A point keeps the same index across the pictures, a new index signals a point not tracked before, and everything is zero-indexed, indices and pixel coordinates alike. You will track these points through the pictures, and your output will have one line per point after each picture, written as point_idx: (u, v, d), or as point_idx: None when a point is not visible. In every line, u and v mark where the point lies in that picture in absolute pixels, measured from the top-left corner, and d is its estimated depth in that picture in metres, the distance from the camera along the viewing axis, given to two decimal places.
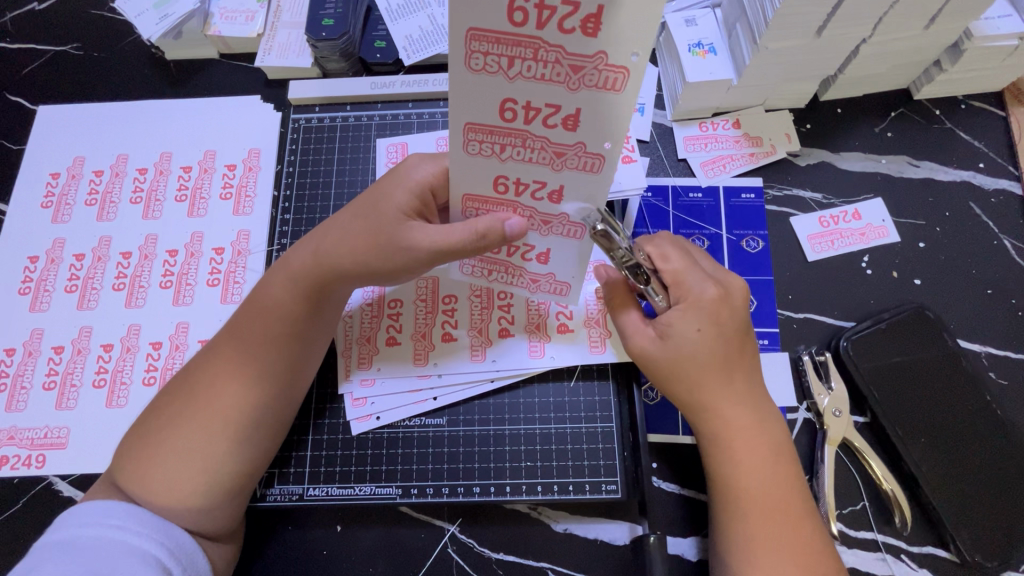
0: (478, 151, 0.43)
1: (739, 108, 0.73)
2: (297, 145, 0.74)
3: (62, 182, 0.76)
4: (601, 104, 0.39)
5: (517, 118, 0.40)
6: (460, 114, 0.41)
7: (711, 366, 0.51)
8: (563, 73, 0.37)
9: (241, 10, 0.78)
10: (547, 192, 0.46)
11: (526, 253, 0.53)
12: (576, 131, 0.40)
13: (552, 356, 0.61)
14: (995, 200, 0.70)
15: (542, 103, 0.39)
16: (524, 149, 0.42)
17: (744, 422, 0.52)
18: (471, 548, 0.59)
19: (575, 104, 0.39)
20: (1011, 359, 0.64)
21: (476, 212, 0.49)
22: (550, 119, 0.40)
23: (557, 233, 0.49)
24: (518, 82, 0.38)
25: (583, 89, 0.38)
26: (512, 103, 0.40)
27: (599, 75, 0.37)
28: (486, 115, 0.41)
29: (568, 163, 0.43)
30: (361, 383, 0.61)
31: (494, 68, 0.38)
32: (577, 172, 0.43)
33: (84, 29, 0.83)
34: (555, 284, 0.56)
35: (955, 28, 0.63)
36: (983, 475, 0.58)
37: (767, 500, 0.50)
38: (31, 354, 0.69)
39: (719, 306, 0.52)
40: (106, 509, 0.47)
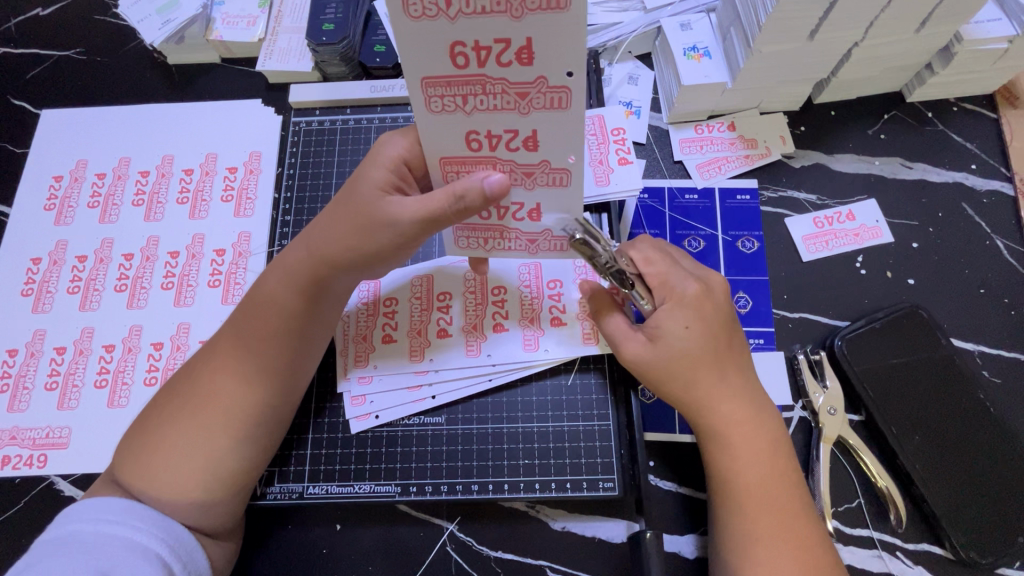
0: (442, 108, 0.43)
1: (734, 111, 0.74)
2: (297, 148, 0.75)
3: (64, 185, 0.77)
4: (551, 28, 0.38)
5: (470, 63, 0.40)
6: (414, 70, 0.41)
7: (705, 359, 0.52)
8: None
9: (243, 15, 0.79)
10: (521, 141, 0.45)
11: (516, 213, 0.50)
12: (532, 64, 0.39)
13: (546, 350, 0.62)
14: (987, 201, 0.71)
15: (489, 40, 0.39)
16: (486, 96, 0.42)
17: (741, 416, 0.52)
18: (471, 546, 0.60)
19: (524, 34, 0.38)
20: (1004, 357, 0.65)
21: (457, 176, 0.48)
22: (503, 56, 0.39)
23: (542, 183, 0.47)
24: (461, 21, 0.38)
25: (528, 15, 0.37)
26: (461, 46, 0.39)
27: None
28: (439, 65, 0.41)
29: (534, 103, 0.42)
30: (360, 383, 0.62)
31: (433, 11, 0.38)
32: (546, 110, 0.42)
33: (88, 34, 0.84)
34: (554, 240, 0.52)
35: (946, 31, 0.64)
36: (977, 472, 0.59)
37: (767, 497, 0.51)
38: (33, 355, 0.69)
39: (702, 301, 0.53)
40: (108, 505, 0.48)
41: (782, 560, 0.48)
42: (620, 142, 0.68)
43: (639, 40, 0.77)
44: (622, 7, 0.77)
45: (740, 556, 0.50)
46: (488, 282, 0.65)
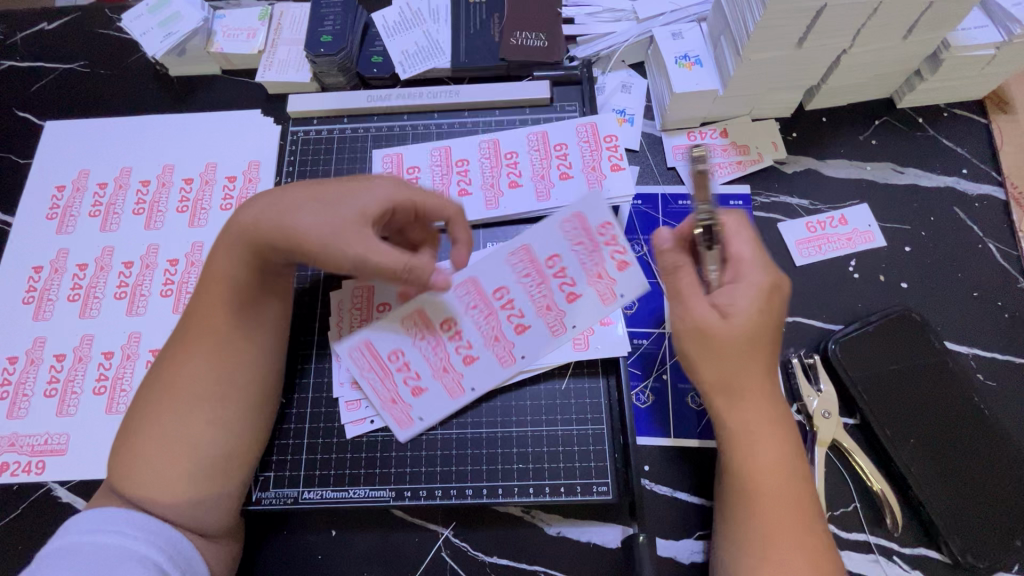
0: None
1: (725, 118, 0.75)
2: (295, 157, 0.76)
3: (66, 195, 0.78)
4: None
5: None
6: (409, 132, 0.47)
7: (748, 345, 0.50)
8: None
9: (243, 28, 0.81)
10: (570, 291, 0.59)
11: (511, 316, 0.59)
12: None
13: (523, 358, 0.59)
14: (978, 205, 0.71)
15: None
16: (580, 258, 0.58)
17: (763, 417, 0.51)
18: (465, 551, 0.60)
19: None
20: (999, 360, 0.65)
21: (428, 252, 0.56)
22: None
23: (486, 194, 0.69)
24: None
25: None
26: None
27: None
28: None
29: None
30: (358, 365, 0.61)
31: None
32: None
33: (91, 47, 0.86)
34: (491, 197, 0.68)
35: (932, 38, 0.65)
36: (973, 475, 0.58)
37: (779, 498, 0.50)
38: (33, 362, 0.70)
39: (771, 294, 0.51)
40: (106, 517, 0.48)
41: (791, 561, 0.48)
42: (612, 149, 0.69)
43: (632, 49, 0.78)
44: (615, 17, 0.78)
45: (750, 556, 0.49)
46: (433, 317, 0.60)
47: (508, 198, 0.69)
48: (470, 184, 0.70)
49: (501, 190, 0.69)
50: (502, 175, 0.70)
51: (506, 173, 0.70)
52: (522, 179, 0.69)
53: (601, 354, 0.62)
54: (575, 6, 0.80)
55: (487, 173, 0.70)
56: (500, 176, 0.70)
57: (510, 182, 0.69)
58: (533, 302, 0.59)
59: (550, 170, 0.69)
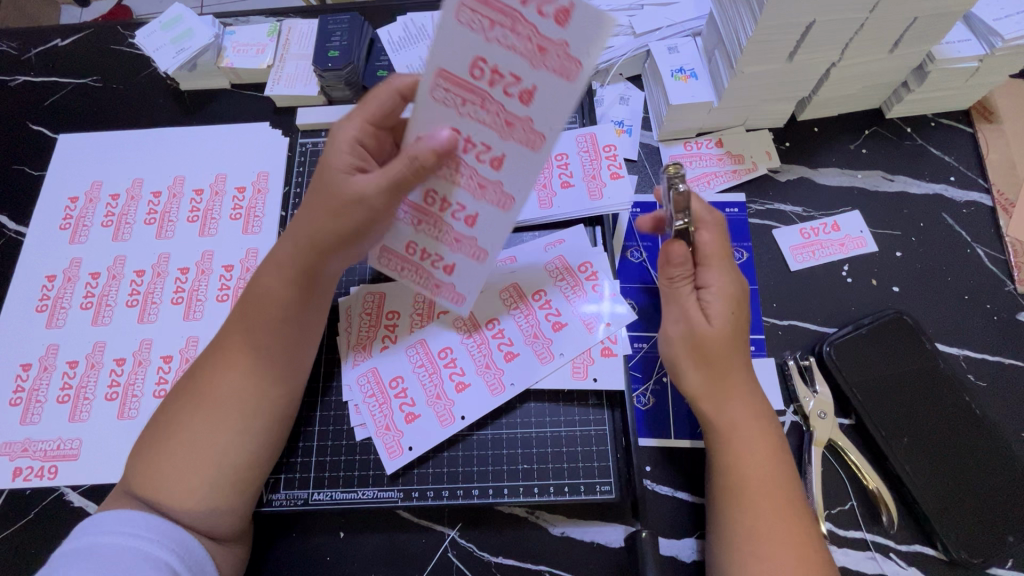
0: (467, 22, 0.46)
1: (721, 128, 0.78)
2: (304, 168, 0.79)
3: (80, 206, 0.80)
4: (554, 82, 0.47)
5: (482, 78, 0.48)
6: (436, 61, 0.48)
7: (730, 354, 0.56)
8: (533, 51, 0.46)
9: (253, 43, 0.83)
10: (555, 320, 0.65)
11: (501, 344, 0.64)
12: (528, 106, 0.48)
13: (512, 385, 0.63)
14: (966, 210, 0.74)
15: (506, 70, 0.47)
16: (558, 288, 0.66)
17: (738, 413, 0.55)
18: (471, 552, 0.61)
19: (536, 78, 0.47)
20: (990, 361, 0.67)
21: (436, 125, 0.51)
22: (483, 156, 0.51)
23: (490, 199, 0.53)
24: (493, 44, 0.47)
25: (544, 68, 0.47)
26: (482, 63, 0.47)
27: (558, 61, 0.46)
28: (458, 68, 0.48)
29: (515, 134, 0.49)
30: (362, 390, 0.64)
31: (477, 26, 0.46)
32: (520, 147, 0.50)
33: (104, 63, 0.88)
34: (502, 192, 0.52)
35: (918, 51, 0.67)
36: (966, 474, 0.60)
37: (760, 493, 0.52)
38: (47, 369, 0.71)
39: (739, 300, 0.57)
40: (122, 518, 0.49)
41: (778, 552, 0.50)
42: (612, 157, 0.71)
43: (630, 63, 0.81)
44: (613, 32, 0.81)
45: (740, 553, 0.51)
46: (433, 348, 0.65)
47: (489, 217, 0.54)
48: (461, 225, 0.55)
49: (497, 180, 0.52)
50: (450, 222, 0.55)
51: (472, 240, 0.56)
52: (485, 242, 0.56)
53: (601, 386, 0.63)
54: None
55: (444, 233, 0.56)
56: (469, 247, 0.56)
57: (468, 219, 0.54)
58: (522, 332, 0.65)
59: (552, 178, 0.71)
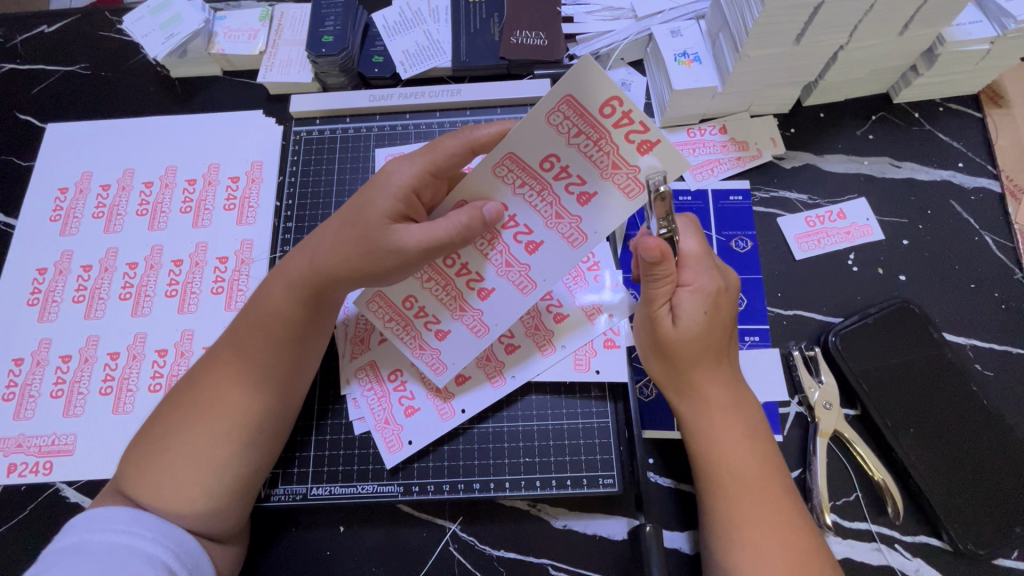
0: (556, 124, 0.47)
1: (725, 114, 0.76)
2: (298, 157, 0.77)
3: (70, 197, 0.78)
4: (612, 199, 0.50)
5: (550, 172, 0.50)
6: (512, 143, 0.49)
7: (700, 348, 0.53)
8: (606, 164, 0.48)
9: (244, 29, 0.81)
10: (556, 312, 0.63)
11: (502, 337, 0.63)
12: (583, 206, 0.51)
13: (513, 377, 0.62)
14: (974, 197, 0.72)
15: (575, 171, 0.49)
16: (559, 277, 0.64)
17: (724, 403, 0.54)
18: (472, 546, 0.60)
19: (597, 187, 0.49)
20: (997, 351, 0.66)
21: (508, 173, 0.51)
22: (519, 235, 0.54)
23: (511, 279, 0.56)
24: (570, 149, 0.48)
25: (609, 181, 0.49)
26: (555, 159, 0.49)
27: (624, 180, 0.48)
28: (530, 157, 0.49)
29: (560, 226, 0.52)
30: (361, 384, 0.63)
31: (563, 130, 0.47)
32: (560, 239, 0.53)
33: (92, 50, 0.86)
34: (525, 276, 0.55)
35: (928, 34, 0.66)
36: (973, 464, 0.59)
37: (750, 484, 0.51)
38: (39, 364, 0.70)
39: (720, 298, 0.53)
40: (113, 515, 0.48)
41: (765, 542, 0.49)
42: None
43: (632, 47, 0.78)
44: (615, 15, 0.79)
45: (729, 541, 0.51)
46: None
47: (502, 294, 0.57)
48: (483, 279, 0.56)
49: (526, 262, 0.55)
50: (463, 288, 0.57)
51: (478, 313, 0.58)
52: (493, 317, 0.58)
53: (604, 378, 0.62)
54: (574, 4, 0.80)
55: (452, 291, 0.58)
56: (472, 318, 0.58)
57: (481, 290, 0.57)
58: (523, 324, 0.63)
59: None
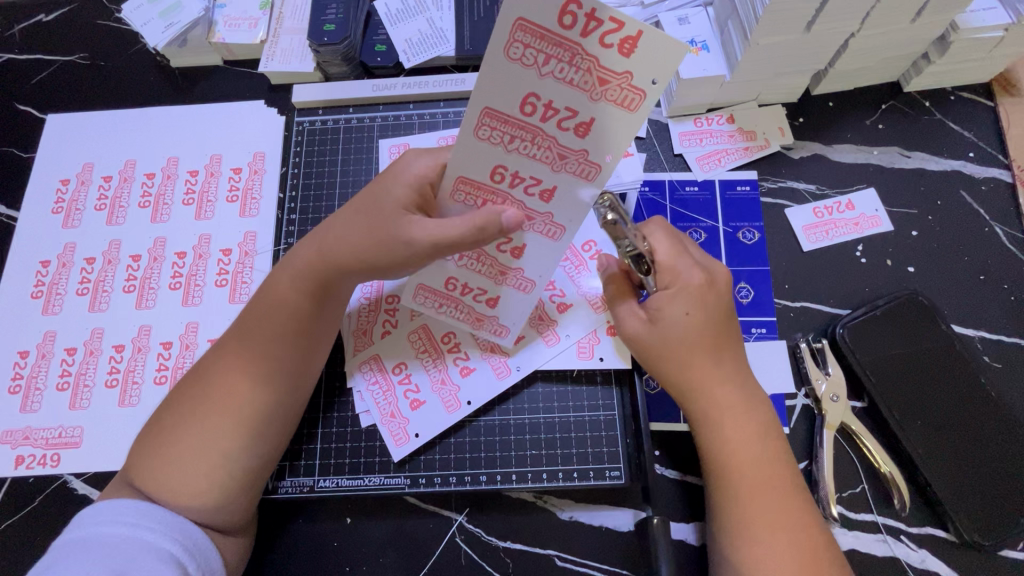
0: (519, 57, 0.42)
1: (733, 103, 0.75)
2: (301, 147, 0.76)
3: (71, 189, 0.78)
4: (613, 119, 0.44)
5: (535, 114, 0.44)
6: (483, 95, 0.44)
7: (696, 347, 0.53)
8: (592, 82, 0.42)
9: (245, 17, 0.80)
10: (560, 300, 0.64)
11: None
12: (584, 138, 0.45)
13: (518, 369, 0.62)
14: (984, 187, 0.72)
15: (561, 105, 0.43)
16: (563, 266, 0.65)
17: (734, 400, 0.53)
18: (479, 537, 0.60)
19: (591, 113, 0.44)
20: (1005, 342, 0.66)
21: (494, 133, 0.45)
22: (530, 189, 0.49)
23: (537, 229, 0.52)
24: (546, 80, 0.42)
25: (603, 101, 0.43)
26: (535, 98, 0.43)
27: (619, 93, 0.42)
28: (507, 104, 0.44)
29: (568, 166, 0.47)
30: (367, 378, 0.63)
31: (530, 61, 0.42)
32: (574, 177, 0.47)
33: (92, 40, 0.85)
34: (550, 223, 0.51)
35: (942, 20, 0.64)
36: (980, 456, 0.59)
37: (759, 479, 0.51)
38: (45, 357, 0.70)
39: (705, 291, 0.53)
40: (122, 507, 0.48)
41: (773, 539, 0.49)
42: None
43: None
44: (621, 1, 0.75)
45: (736, 536, 0.51)
46: (435, 333, 0.64)
47: (536, 249, 0.54)
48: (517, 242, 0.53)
49: (546, 211, 0.50)
50: (497, 256, 0.55)
51: (520, 272, 0.56)
52: (532, 272, 0.56)
53: (607, 365, 0.62)
54: None
55: (489, 261, 0.56)
56: (516, 279, 0.57)
57: (514, 250, 0.54)
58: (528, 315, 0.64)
59: None
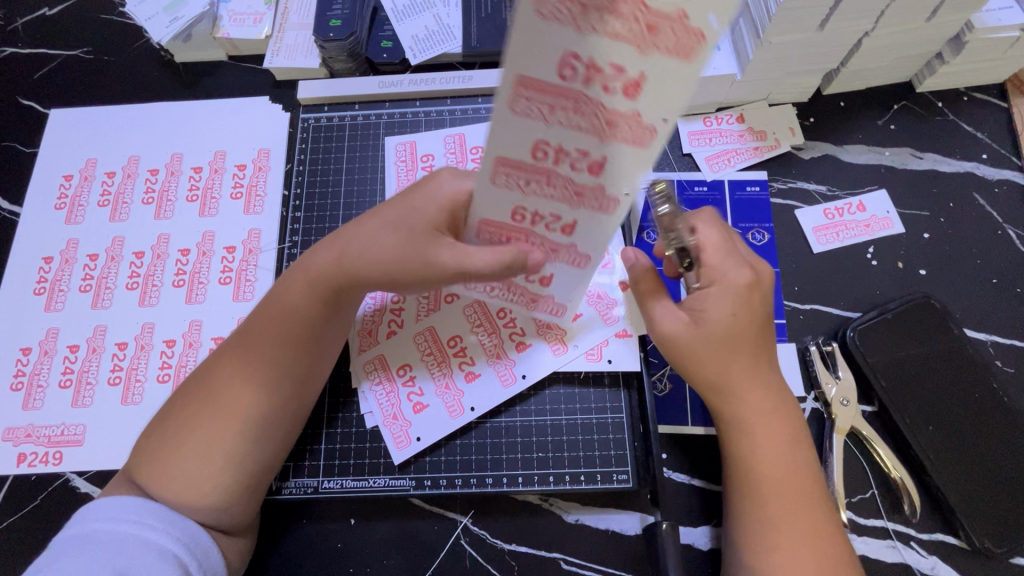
0: (550, 13, 0.32)
1: (742, 103, 0.74)
2: (306, 145, 0.76)
3: (74, 184, 0.77)
4: (628, 159, 0.39)
5: (546, 160, 0.40)
6: (493, 147, 0.40)
7: (708, 352, 0.52)
8: (640, 31, 0.32)
9: (250, 12, 0.79)
10: None
11: (514, 333, 0.63)
12: (599, 176, 0.40)
13: (524, 377, 0.62)
14: (998, 190, 0.71)
15: (572, 148, 0.39)
16: None
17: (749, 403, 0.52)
18: (484, 539, 0.60)
19: (603, 153, 0.39)
20: (1017, 347, 0.65)
21: (528, 104, 0.36)
22: (552, 225, 0.45)
23: (588, 206, 0.43)
24: (555, 128, 0.38)
25: (655, 52, 0.33)
26: (545, 145, 0.39)
27: (629, 131, 0.37)
28: (519, 153, 0.40)
29: (619, 134, 0.37)
30: (371, 380, 0.62)
31: (534, 113, 0.37)
32: (625, 147, 0.38)
33: (95, 34, 0.84)
34: (602, 196, 0.42)
35: (957, 20, 0.64)
36: (993, 462, 0.58)
37: (773, 482, 0.51)
38: (47, 354, 0.70)
39: (752, 291, 0.52)
40: (125, 505, 0.48)
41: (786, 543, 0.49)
42: None
43: None
44: None
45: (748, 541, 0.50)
46: (442, 336, 0.63)
47: (564, 275, 0.52)
48: (563, 220, 0.45)
49: (595, 185, 0.41)
50: (545, 234, 0.47)
51: (574, 249, 0.48)
52: (563, 296, 0.57)
53: (616, 367, 0.62)
54: None
55: (521, 291, 0.56)
56: (569, 255, 0.49)
57: (564, 227, 0.46)
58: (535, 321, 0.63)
59: None
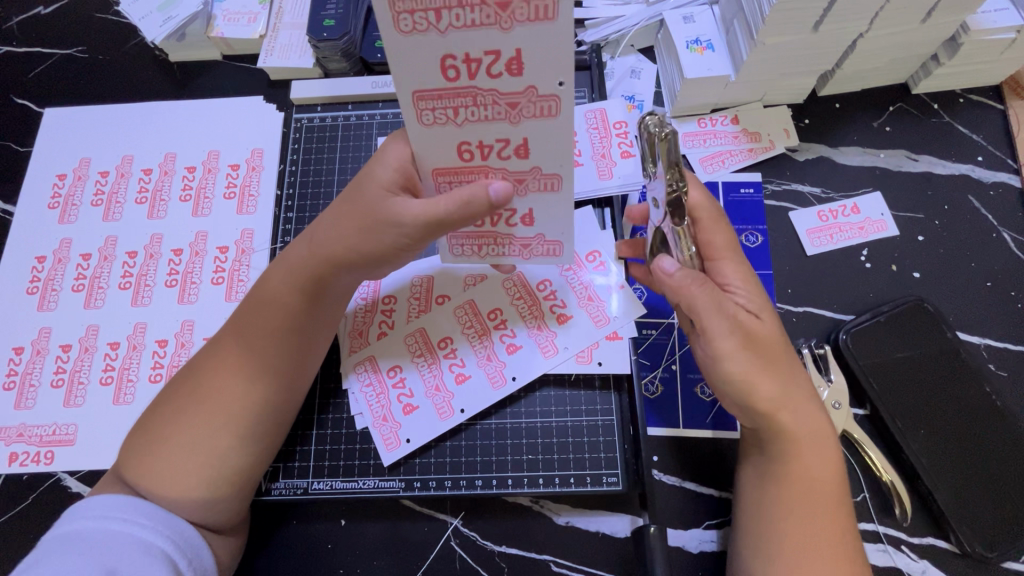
0: None
1: (737, 104, 0.74)
2: (299, 145, 0.76)
3: (68, 183, 0.77)
4: (539, 38, 0.39)
5: (461, 75, 0.41)
6: (406, 84, 0.42)
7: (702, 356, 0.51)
8: None
9: (244, 12, 0.79)
10: (561, 311, 0.64)
11: (504, 334, 0.63)
12: (522, 75, 0.41)
13: (514, 379, 0.62)
14: (993, 193, 0.70)
15: (478, 52, 0.40)
16: (569, 278, 0.65)
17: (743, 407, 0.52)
18: (474, 541, 0.60)
19: (513, 46, 0.39)
20: (1011, 351, 0.65)
21: (416, 21, 0.39)
22: (503, 152, 0.47)
23: (535, 188, 0.49)
24: (451, 34, 0.39)
25: None
26: (452, 59, 0.41)
27: (529, 7, 0.37)
28: (430, 79, 0.42)
29: (517, 17, 0.38)
30: (361, 381, 0.62)
31: (424, 25, 0.39)
32: (530, 27, 0.38)
33: (90, 33, 0.84)
34: (544, 177, 0.48)
35: (952, 21, 0.63)
36: (986, 467, 0.58)
37: None
38: (40, 353, 0.70)
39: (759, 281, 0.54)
40: (114, 503, 0.48)
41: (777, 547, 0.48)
42: (623, 134, 0.70)
43: (641, 33, 0.76)
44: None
45: None
46: (432, 338, 0.63)
47: (542, 208, 0.51)
48: (518, 208, 0.51)
49: (533, 167, 0.48)
50: (506, 226, 0.53)
51: (542, 238, 0.55)
52: (551, 233, 0.54)
53: (606, 370, 0.61)
54: None
55: (511, 243, 0.56)
56: (540, 245, 0.56)
57: (524, 218, 0.52)
58: (526, 323, 0.63)
59: (611, 148, 0.69)
